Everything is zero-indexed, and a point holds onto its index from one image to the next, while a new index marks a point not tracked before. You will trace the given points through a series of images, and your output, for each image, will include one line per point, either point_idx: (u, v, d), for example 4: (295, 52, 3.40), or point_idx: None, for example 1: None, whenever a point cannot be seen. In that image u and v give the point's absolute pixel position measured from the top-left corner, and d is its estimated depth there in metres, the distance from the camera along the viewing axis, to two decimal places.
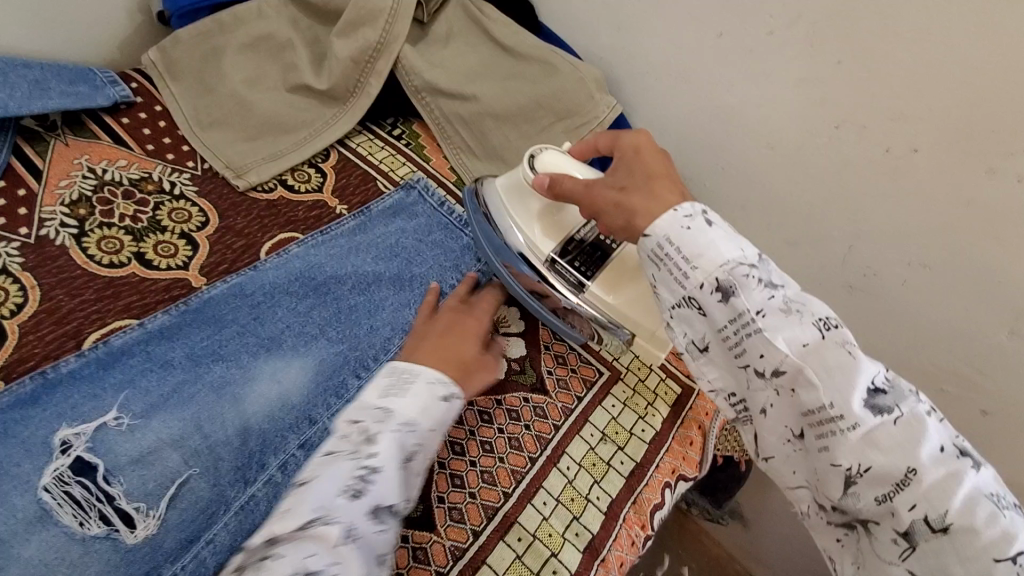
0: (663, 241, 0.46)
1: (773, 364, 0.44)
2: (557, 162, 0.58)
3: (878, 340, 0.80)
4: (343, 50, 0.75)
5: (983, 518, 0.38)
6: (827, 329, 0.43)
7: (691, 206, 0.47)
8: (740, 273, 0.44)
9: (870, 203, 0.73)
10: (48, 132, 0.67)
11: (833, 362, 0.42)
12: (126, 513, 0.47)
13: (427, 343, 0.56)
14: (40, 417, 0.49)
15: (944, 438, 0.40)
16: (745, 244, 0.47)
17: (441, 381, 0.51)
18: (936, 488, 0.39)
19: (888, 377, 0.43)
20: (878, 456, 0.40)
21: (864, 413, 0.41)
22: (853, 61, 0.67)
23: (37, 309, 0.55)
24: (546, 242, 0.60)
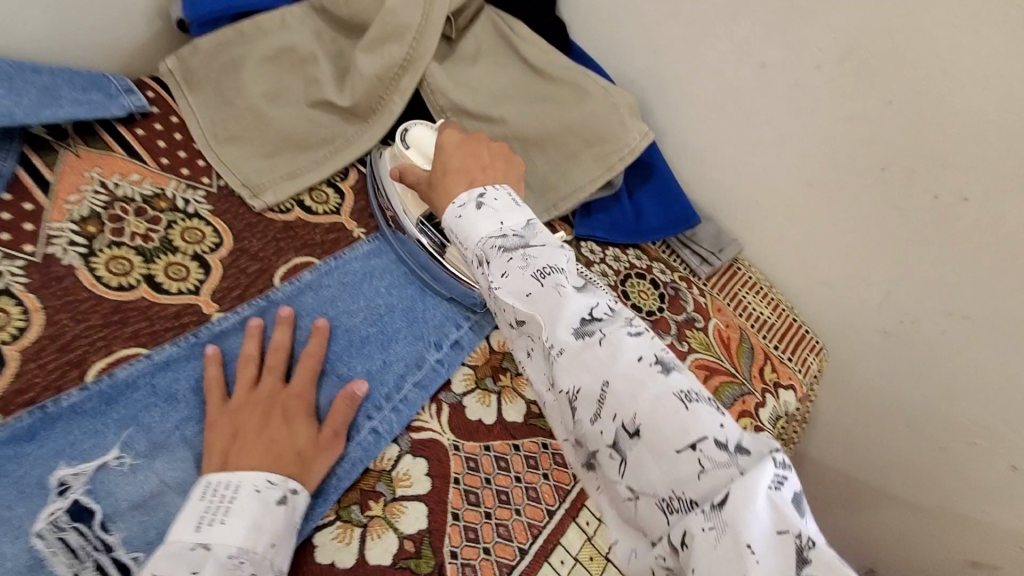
0: (445, 219, 0.56)
1: (513, 314, 0.47)
2: (422, 141, 0.67)
3: (911, 387, 0.77)
4: (367, 67, 0.72)
5: (667, 414, 0.39)
6: (546, 277, 0.46)
7: (468, 195, 0.55)
8: (494, 244, 0.51)
9: (914, 249, 0.69)
10: (59, 142, 0.65)
11: (550, 304, 0.45)
12: (123, 563, 0.44)
13: (247, 437, 0.50)
14: (36, 455, 0.47)
15: (644, 352, 0.42)
16: (509, 214, 0.53)
17: (274, 483, 0.48)
18: (624, 394, 0.41)
19: (609, 308, 0.45)
20: (588, 378, 0.42)
21: (570, 342, 0.43)
22: (905, 101, 0.63)
23: (40, 334, 0.52)
24: (415, 209, 0.67)
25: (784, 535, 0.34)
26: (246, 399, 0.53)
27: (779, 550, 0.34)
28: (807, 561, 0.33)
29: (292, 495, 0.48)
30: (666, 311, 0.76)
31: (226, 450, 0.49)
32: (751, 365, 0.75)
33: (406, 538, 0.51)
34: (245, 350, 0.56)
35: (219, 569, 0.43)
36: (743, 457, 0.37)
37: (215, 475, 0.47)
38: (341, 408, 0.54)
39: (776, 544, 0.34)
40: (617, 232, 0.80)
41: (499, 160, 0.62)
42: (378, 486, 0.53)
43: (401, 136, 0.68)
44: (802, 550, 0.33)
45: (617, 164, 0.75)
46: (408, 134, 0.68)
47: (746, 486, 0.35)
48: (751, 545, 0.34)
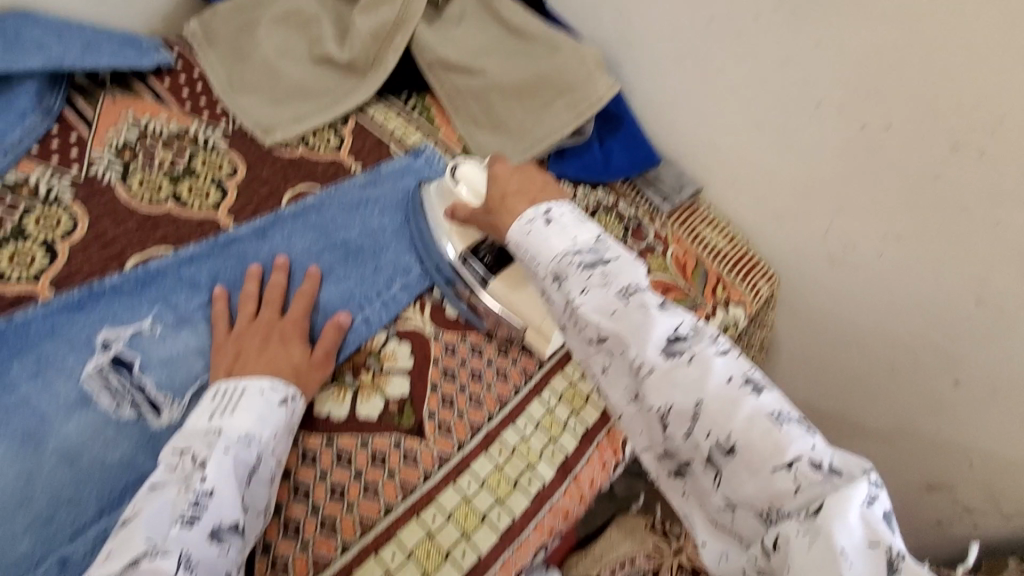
0: (512, 233, 0.59)
1: (596, 331, 0.51)
2: (473, 176, 0.67)
3: (855, 310, 0.85)
4: (365, 26, 0.82)
5: (760, 433, 0.43)
6: (631, 296, 0.50)
7: (535, 210, 0.58)
8: (572, 261, 0.54)
9: (849, 179, 0.77)
10: (98, 89, 0.75)
11: (636, 322, 0.49)
12: (155, 402, 0.54)
13: (248, 356, 0.54)
14: (84, 320, 0.56)
15: (735, 371, 0.46)
16: (579, 229, 0.56)
17: (277, 388, 0.52)
18: (721, 414, 0.45)
19: (693, 326, 0.49)
20: (680, 397, 0.46)
21: (659, 360, 0.47)
22: (831, 42, 0.72)
23: (85, 234, 0.63)
24: (460, 242, 0.67)
25: (876, 548, 0.37)
26: (247, 326, 0.58)
27: (869, 560, 0.37)
28: (897, 571, 0.37)
29: (291, 400, 0.53)
30: (629, 239, 0.85)
31: (228, 367, 0.54)
32: (704, 283, 0.84)
33: (390, 400, 0.60)
34: (247, 290, 0.61)
35: (230, 443, 0.47)
36: (835, 476, 0.41)
37: (223, 382, 0.52)
38: (330, 333, 0.60)
39: (869, 554, 0.37)
40: (588, 173, 0.89)
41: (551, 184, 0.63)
42: (368, 360, 0.62)
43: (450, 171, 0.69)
44: (893, 562, 0.37)
45: (585, 111, 0.84)
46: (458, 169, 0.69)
47: (840, 501, 0.39)
48: (846, 552, 0.37)
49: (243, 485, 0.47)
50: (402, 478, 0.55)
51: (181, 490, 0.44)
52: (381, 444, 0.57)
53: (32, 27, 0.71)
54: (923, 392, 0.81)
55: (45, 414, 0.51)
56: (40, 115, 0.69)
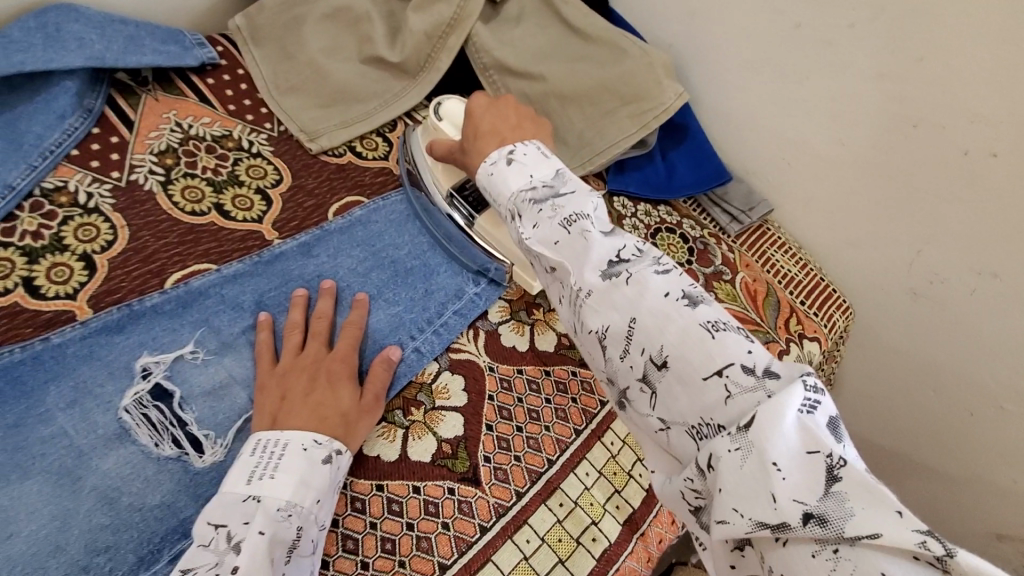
0: (479, 176, 0.57)
1: (546, 262, 0.48)
2: (454, 112, 0.68)
3: (935, 350, 0.78)
4: (418, 25, 0.77)
5: (692, 345, 0.39)
6: (574, 224, 0.46)
7: (499, 153, 0.57)
8: (525, 198, 0.51)
9: (943, 209, 0.70)
10: (140, 88, 0.71)
11: (577, 248, 0.45)
12: (196, 439, 0.49)
13: (294, 401, 0.50)
14: (124, 344, 0.52)
15: (672, 286, 0.42)
16: (539, 167, 0.54)
17: (320, 443, 0.47)
18: (651, 328, 0.41)
19: (636, 249, 0.45)
20: (615, 315, 0.42)
21: (598, 282, 0.44)
22: (937, 57, 0.64)
23: (125, 247, 0.59)
24: (445, 180, 0.69)
25: (814, 455, 0.33)
26: (289, 363, 0.53)
27: (800, 467, 0.33)
28: (836, 479, 0.33)
29: (337, 456, 0.48)
30: (694, 263, 0.78)
31: (270, 415, 0.50)
32: (777, 315, 0.77)
33: (444, 441, 0.55)
34: (291, 319, 0.57)
35: (266, 521, 0.42)
36: (771, 383, 0.37)
37: (264, 433, 0.48)
38: (379, 372, 0.55)
39: (806, 462, 0.33)
40: (650, 189, 0.82)
41: (528, 122, 0.63)
42: (419, 396, 0.57)
43: (434, 110, 0.69)
44: (832, 470, 0.33)
45: (651, 122, 0.78)
46: (441, 106, 0.69)
47: (775, 408, 0.34)
48: (778, 463, 0.34)
49: (282, 565, 0.42)
50: (457, 532, 0.51)
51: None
52: (434, 491, 0.52)
53: (73, 22, 0.67)
54: (1004, 444, 0.73)
55: (80, 449, 0.47)
56: (80, 116, 0.65)
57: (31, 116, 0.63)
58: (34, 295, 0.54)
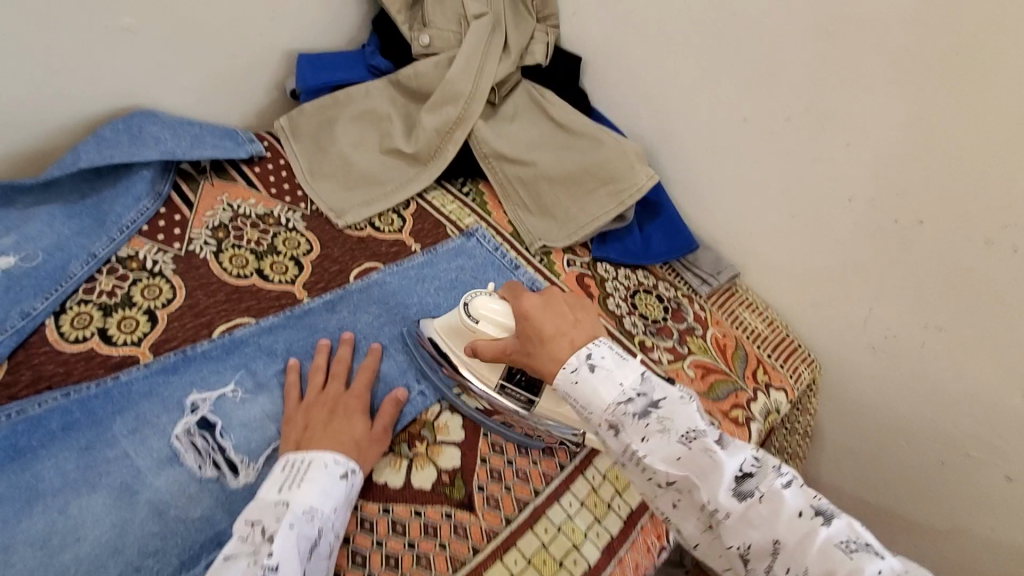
0: (558, 383, 0.56)
1: (664, 478, 0.50)
2: (491, 312, 0.66)
3: (899, 400, 0.86)
4: (429, 123, 0.93)
5: (835, 562, 0.43)
6: (694, 441, 0.49)
7: (575, 356, 0.56)
8: (625, 411, 0.52)
9: (884, 270, 0.80)
10: (200, 175, 0.86)
11: (703, 465, 0.48)
12: (233, 463, 0.59)
13: (315, 430, 0.59)
14: (178, 383, 0.63)
15: (802, 501, 0.46)
16: (624, 372, 0.54)
17: (338, 461, 0.56)
18: (796, 548, 0.45)
19: (755, 460, 0.50)
20: (755, 533, 0.46)
21: (732, 502, 0.47)
22: (862, 143, 0.76)
23: (182, 304, 0.71)
24: (492, 373, 0.67)
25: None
26: (311, 400, 0.63)
27: None
28: None
29: (351, 474, 0.57)
30: (669, 320, 0.89)
31: (296, 440, 0.59)
32: (745, 367, 0.85)
33: (443, 470, 0.63)
34: (316, 363, 0.67)
35: (296, 519, 0.50)
36: None
37: (292, 455, 0.56)
38: (388, 408, 0.64)
39: None
40: (628, 256, 0.94)
41: (581, 311, 0.63)
42: (423, 431, 0.66)
43: (464, 310, 0.67)
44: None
45: (626, 199, 0.91)
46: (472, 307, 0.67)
47: None
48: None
49: (306, 559, 0.49)
50: (452, 551, 0.58)
51: (250, 562, 0.47)
52: (433, 515, 0.60)
53: (153, 124, 0.82)
54: (980, 487, 0.80)
55: (139, 468, 0.57)
56: (152, 199, 0.79)
57: (113, 199, 0.77)
58: (107, 342, 0.65)
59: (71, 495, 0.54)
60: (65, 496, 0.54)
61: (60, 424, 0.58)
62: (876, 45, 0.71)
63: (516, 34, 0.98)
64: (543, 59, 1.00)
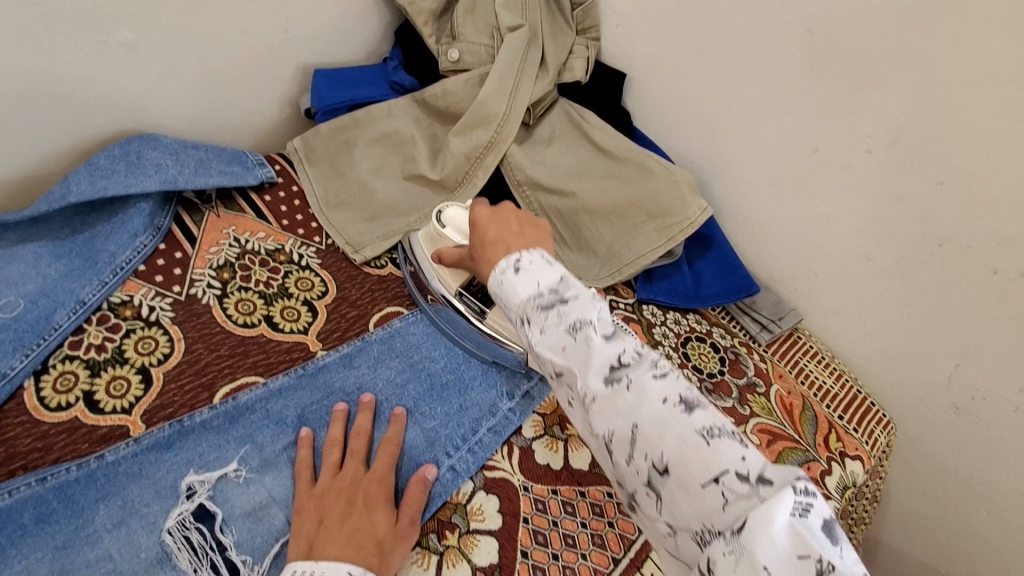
0: (490, 284, 0.54)
1: (551, 367, 0.47)
2: (458, 219, 0.68)
3: (986, 470, 0.75)
4: (457, 147, 0.84)
5: (689, 449, 0.39)
6: (578, 330, 0.46)
7: (507, 260, 0.53)
8: (529, 301, 0.49)
9: (978, 329, 0.70)
10: (204, 205, 0.77)
11: (582, 352, 0.45)
12: (234, 564, 0.50)
13: (331, 527, 0.50)
14: (172, 462, 0.54)
15: (673, 390, 0.42)
16: (545, 274, 0.51)
17: (354, 575, 0.46)
18: (654, 436, 0.40)
19: (636, 351, 0.45)
20: (619, 420, 0.42)
21: (601, 388, 0.43)
22: (957, 182, 0.66)
23: (180, 360, 0.62)
24: (454, 280, 0.70)
25: (806, 560, 0.33)
26: (326, 485, 0.54)
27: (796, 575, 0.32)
28: None
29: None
30: (726, 374, 0.79)
31: (307, 540, 0.50)
32: (815, 431, 0.76)
33: (478, 569, 0.54)
34: (331, 434, 0.58)
35: None
36: (763, 490, 0.36)
37: (299, 565, 0.47)
38: (414, 492, 0.55)
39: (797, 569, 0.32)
40: (679, 298, 0.85)
41: (531, 227, 0.60)
42: (454, 517, 0.57)
43: (436, 216, 0.71)
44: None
45: (677, 235, 0.81)
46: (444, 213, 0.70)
47: (764, 512, 0.34)
48: (768, 567, 0.33)
49: None
50: None
51: None
52: None
53: (153, 149, 0.74)
54: None
55: (123, 573, 0.48)
56: (151, 234, 0.71)
57: (107, 235, 0.69)
58: (92, 409, 0.57)
59: None
60: None
61: (32, 516, 0.49)
62: (984, 72, 0.61)
63: (553, 47, 0.89)
64: (582, 75, 0.90)
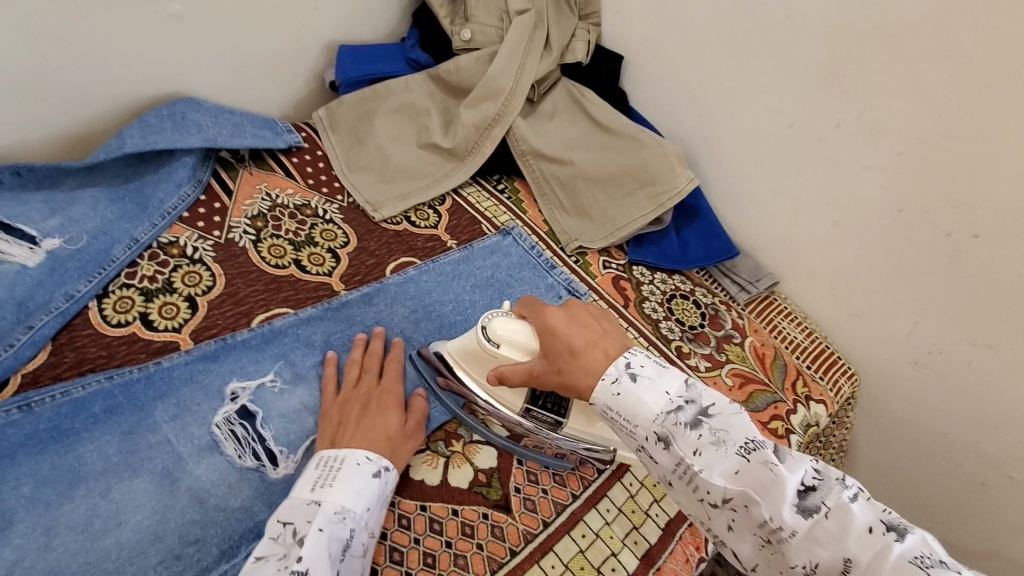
0: (598, 401, 0.51)
1: (718, 494, 0.44)
2: (509, 333, 0.62)
3: (941, 417, 0.83)
4: (468, 118, 0.92)
5: None
6: (751, 452, 0.44)
7: (614, 366, 0.52)
8: (676, 423, 0.47)
9: (933, 285, 0.78)
10: (239, 163, 0.85)
11: (760, 478, 0.43)
12: (272, 453, 0.59)
13: (350, 425, 0.59)
14: (217, 371, 0.63)
15: (870, 515, 0.41)
16: (668, 380, 0.50)
17: (371, 459, 0.55)
18: (869, 568, 0.39)
19: (814, 471, 0.44)
20: (821, 549, 0.40)
21: (793, 517, 0.41)
22: (916, 152, 0.74)
23: (221, 291, 0.71)
24: (516, 398, 0.65)
25: None
26: (346, 395, 0.62)
27: None
28: None
29: (384, 471, 0.55)
30: (706, 326, 0.87)
31: (331, 436, 0.58)
32: (784, 377, 0.84)
33: (480, 470, 0.63)
34: (351, 356, 0.66)
35: (326, 521, 0.50)
36: None
37: (325, 453, 0.56)
38: (421, 406, 0.64)
39: None
40: (666, 260, 0.93)
41: (607, 323, 0.59)
42: (459, 430, 0.66)
43: (481, 332, 0.63)
44: None
45: (666, 202, 0.89)
46: (490, 328, 0.62)
47: None
48: None
49: (337, 561, 0.49)
50: (489, 552, 0.57)
51: (280, 567, 0.47)
52: (470, 515, 0.59)
53: (196, 111, 0.82)
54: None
55: (180, 454, 0.57)
56: (193, 185, 0.79)
57: (156, 184, 0.77)
58: (148, 327, 0.66)
59: (114, 479, 0.54)
60: (108, 480, 0.54)
61: (102, 407, 0.58)
62: (941, 52, 0.69)
63: (557, 31, 0.98)
64: (583, 57, 0.98)
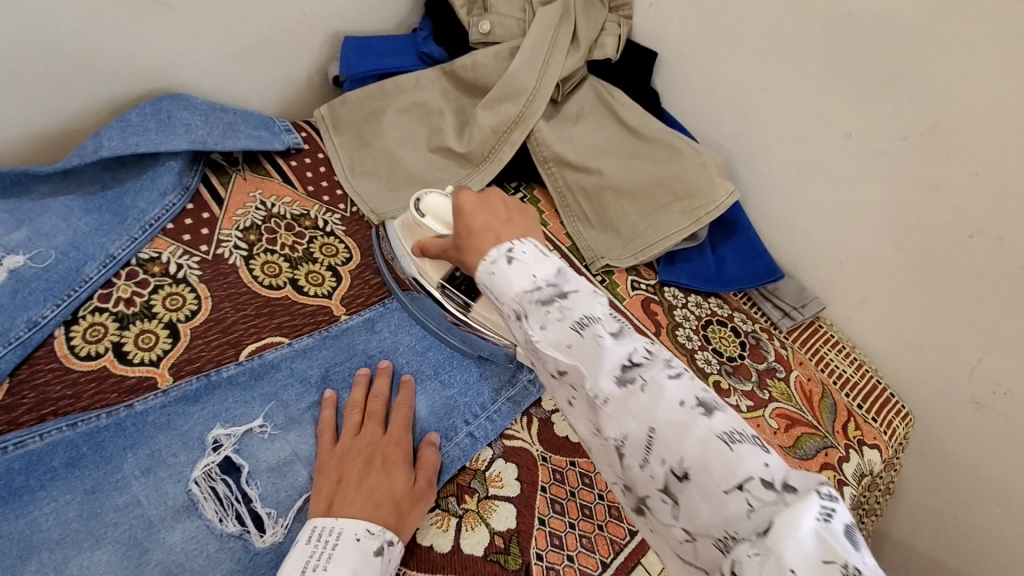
0: (478, 277, 0.46)
1: (553, 365, 0.40)
2: (438, 208, 0.61)
3: (1004, 466, 0.73)
4: (485, 120, 0.83)
5: (710, 455, 0.33)
6: (586, 327, 0.39)
7: (496, 248, 0.46)
8: (530, 297, 0.42)
9: (1001, 320, 0.68)
10: (231, 167, 0.77)
11: (591, 352, 0.38)
12: (258, 516, 0.51)
13: (350, 486, 0.51)
14: (199, 414, 0.55)
15: (690, 391, 0.36)
16: (540, 264, 0.44)
17: (373, 533, 0.48)
18: (670, 440, 0.34)
19: (648, 350, 0.38)
20: (632, 422, 0.36)
21: (611, 389, 0.37)
22: (992, 171, 0.64)
23: (208, 317, 0.63)
24: (435, 272, 0.65)
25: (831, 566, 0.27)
26: (346, 445, 0.54)
27: None
28: None
29: (388, 547, 0.48)
30: (747, 358, 0.79)
31: (327, 500, 0.50)
32: (834, 419, 0.77)
33: (497, 533, 0.55)
34: (352, 397, 0.59)
35: None
36: (791, 495, 0.30)
37: (317, 524, 0.48)
38: (431, 458, 0.56)
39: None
40: (700, 281, 0.84)
41: (524, 210, 0.52)
42: (473, 482, 0.58)
43: (415, 205, 0.63)
44: None
45: (704, 218, 0.80)
46: (422, 201, 0.63)
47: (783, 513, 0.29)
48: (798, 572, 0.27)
49: None
50: None
51: None
52: None
53: (183, 109, 0.73)
54: None
55: (151, 519, 0.49)
56: (179, 193, 0.71)
57: (137, 191, 0.69)
58: (122, 361, 0.58)
59: (72, 550, 0.47)
60: (65, 551, 0.47)
61: (63, 461, 0.50)
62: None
63: (586, 25, 0.88)
64: (613, 53, 0.89)
